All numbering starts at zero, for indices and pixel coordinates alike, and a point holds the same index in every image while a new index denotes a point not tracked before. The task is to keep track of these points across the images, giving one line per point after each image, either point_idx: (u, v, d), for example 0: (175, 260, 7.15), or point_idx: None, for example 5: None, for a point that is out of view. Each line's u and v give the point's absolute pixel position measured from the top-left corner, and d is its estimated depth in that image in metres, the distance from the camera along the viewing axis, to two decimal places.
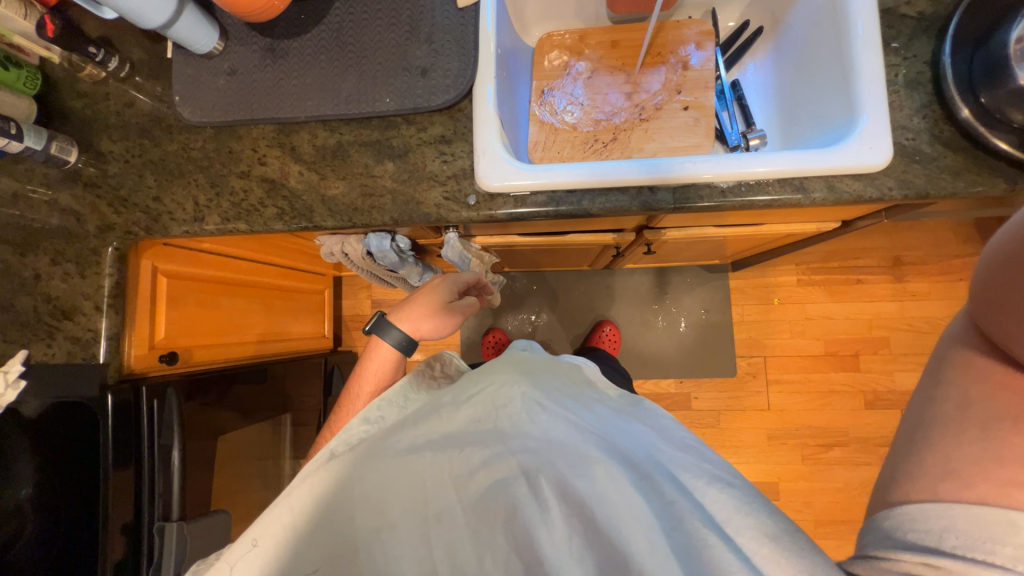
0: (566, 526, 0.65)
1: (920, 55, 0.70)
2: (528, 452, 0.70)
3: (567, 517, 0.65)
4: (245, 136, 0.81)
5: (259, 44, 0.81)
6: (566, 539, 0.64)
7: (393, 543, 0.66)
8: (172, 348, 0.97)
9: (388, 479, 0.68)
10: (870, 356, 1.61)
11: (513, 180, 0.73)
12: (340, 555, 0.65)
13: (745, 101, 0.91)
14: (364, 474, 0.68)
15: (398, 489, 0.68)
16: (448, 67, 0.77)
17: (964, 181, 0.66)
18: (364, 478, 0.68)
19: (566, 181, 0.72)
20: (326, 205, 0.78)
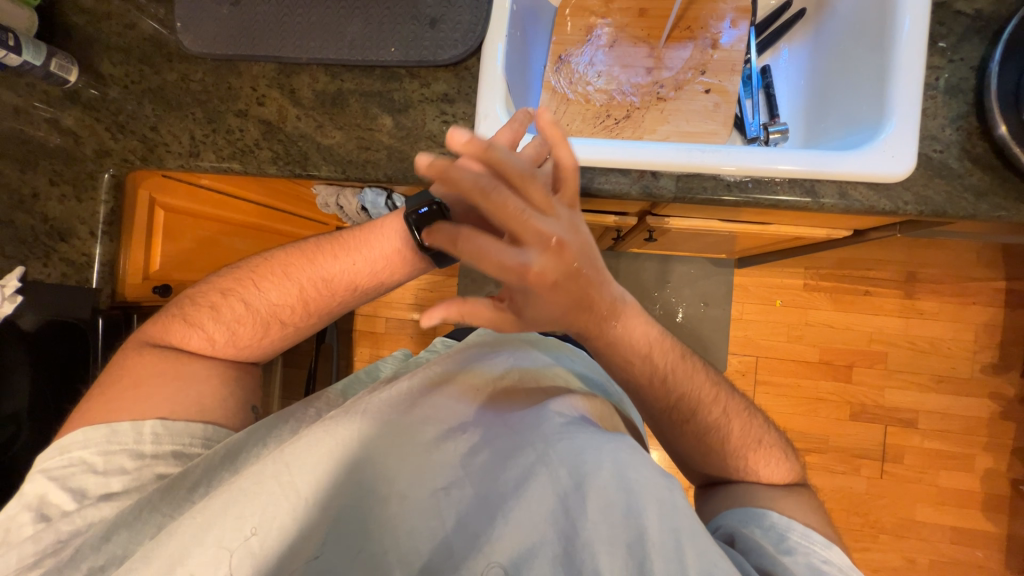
0: (596, 510, 0.58)
1: (968, 59, 0.63)
2: (538, 424, 0.67)
3: (594, 495, 0.59)
4: (245, 72, 0.78)
5: None
6: (596, 523, 0.57)
7: (404, 520, 0.58)
8: (165, 279, 1.00)
9: (401, 445, 0.62)
10: (864, 369, 1.59)
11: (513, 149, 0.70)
12: (344, 532, 0.56)
13: (773, 90, 0.85)
14: (375, 438, 0.62)
15: (410, 455, 0.62)
16: (458, 19, 0.72)
17: (986, 203, 0.62)
18: (374, 440, 0.61)
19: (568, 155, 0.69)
20: (321, 154, 0.76)
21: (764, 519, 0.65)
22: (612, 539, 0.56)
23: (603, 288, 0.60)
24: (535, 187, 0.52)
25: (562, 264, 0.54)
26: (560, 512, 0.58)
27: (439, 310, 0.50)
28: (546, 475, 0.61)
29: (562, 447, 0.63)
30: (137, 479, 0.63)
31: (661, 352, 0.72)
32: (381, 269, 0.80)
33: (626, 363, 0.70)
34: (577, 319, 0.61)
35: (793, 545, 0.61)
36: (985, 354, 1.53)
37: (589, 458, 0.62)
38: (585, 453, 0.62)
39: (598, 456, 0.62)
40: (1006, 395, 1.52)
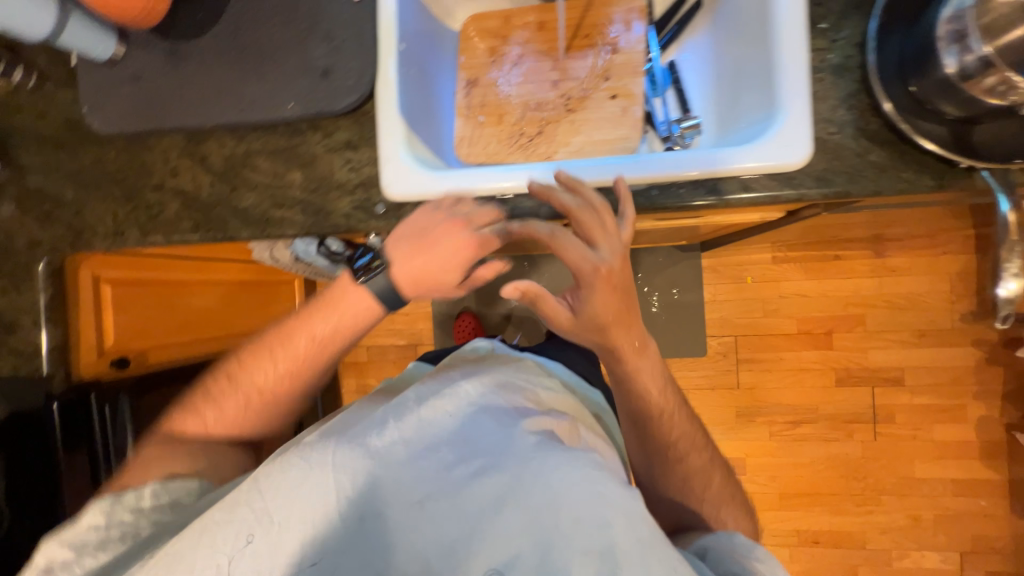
0: (568, 533, 0.53)
1: (850, 36, 0.63)
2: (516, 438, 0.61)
3: (568, 519, 0.53)
4: (156, 146, 0.80)
5: (159, 46, 0.77)
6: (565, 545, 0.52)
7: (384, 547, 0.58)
8: (123, 353, 1.00)
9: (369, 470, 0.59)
10: (844, 334, 1.57)
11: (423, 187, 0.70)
12: (325, 550, 0.57)
13: (683, 84, 0.85)
14: (348, 456, 0.59)
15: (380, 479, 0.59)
16: (349, 66, 0.73)
17: (887, 178, 0.61)
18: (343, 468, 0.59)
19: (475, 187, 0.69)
20: (239, 217, 0.77)
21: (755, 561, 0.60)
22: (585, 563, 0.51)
23: (627, 330, 0.64)
24: (604, 217, 0.60)
25: (615, 278, 0.58)
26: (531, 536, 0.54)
27: (524, 281, 0.58)
28: (522, 498, 0.56)
29: (537, 465, 0.57)
30: (105, 531, 0.60)
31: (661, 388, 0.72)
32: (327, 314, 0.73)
33: (636, 391, 0.71)
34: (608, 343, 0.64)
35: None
36: (963, 303, 1.52)
37: (564, 480, 0.55)
38: (560, 476, 0.56)
39: (572, 480, 0.55)
40: (990, 340, 1.51)
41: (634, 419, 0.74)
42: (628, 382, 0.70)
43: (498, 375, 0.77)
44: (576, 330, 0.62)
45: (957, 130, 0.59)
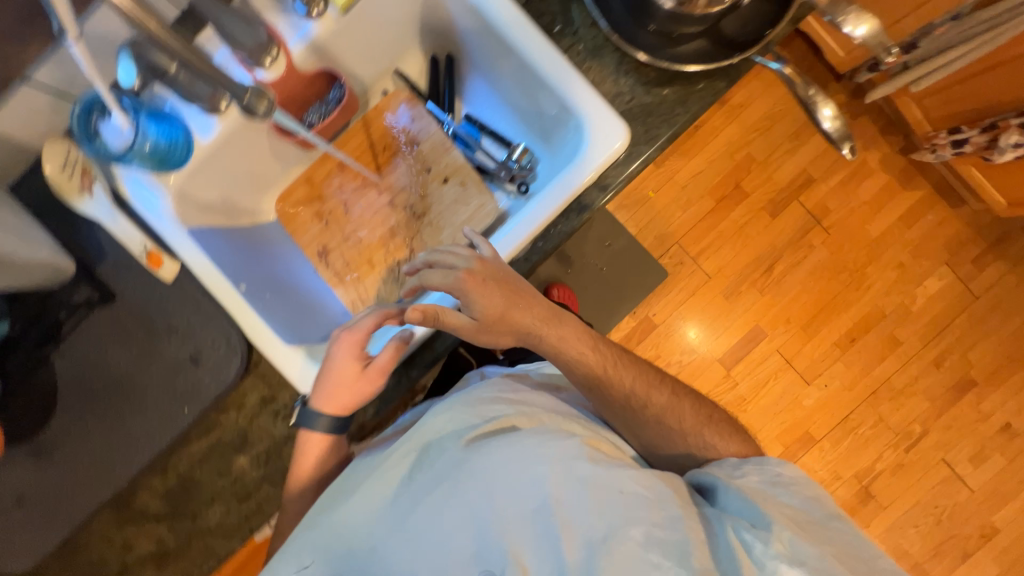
0: (521, 524, 0.55)
1: (583, 21, 0.68)
2: (484, 441, 0.60)
3: (524, 512, 0.56)
4: (91, 539, 0.72)
5: (16, 456, 0.69)
6: (523, 535, 0.55)
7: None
8: None
9: (336, 535, 0.59)
10: (749, 176, 1.58)
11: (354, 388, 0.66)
12: None
13: (489, 124, 0.86)
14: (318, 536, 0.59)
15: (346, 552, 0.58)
16: (212, 338, 0.69)
17: (694, 101, 0.67)
18: (317, 549, 0.59)
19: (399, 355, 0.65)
20: (221, 534, 0.72)
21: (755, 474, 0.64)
22: (542, 546, 0.55)
23: (530, 313, 0.66)
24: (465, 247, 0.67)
25: (481, 276, 0.62)
26: (488, 539, 0.55)
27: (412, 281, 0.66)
28: (486, 506, 0.56)
29: (499, 463, 0.57)
30: None
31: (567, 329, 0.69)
32: None
33: (561, 350, 0.68)
34: (520, 326, 0.66)
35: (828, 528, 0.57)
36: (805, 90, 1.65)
37: (526, 479, 0.57)
38: (523, 473, 0.57)
39: (532, 467, 0.57)
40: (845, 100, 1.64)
41: (538, 323, 0.66)
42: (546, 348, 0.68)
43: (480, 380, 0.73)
44: (491, 328, 0.64)
45: (711, 36, 0.64)
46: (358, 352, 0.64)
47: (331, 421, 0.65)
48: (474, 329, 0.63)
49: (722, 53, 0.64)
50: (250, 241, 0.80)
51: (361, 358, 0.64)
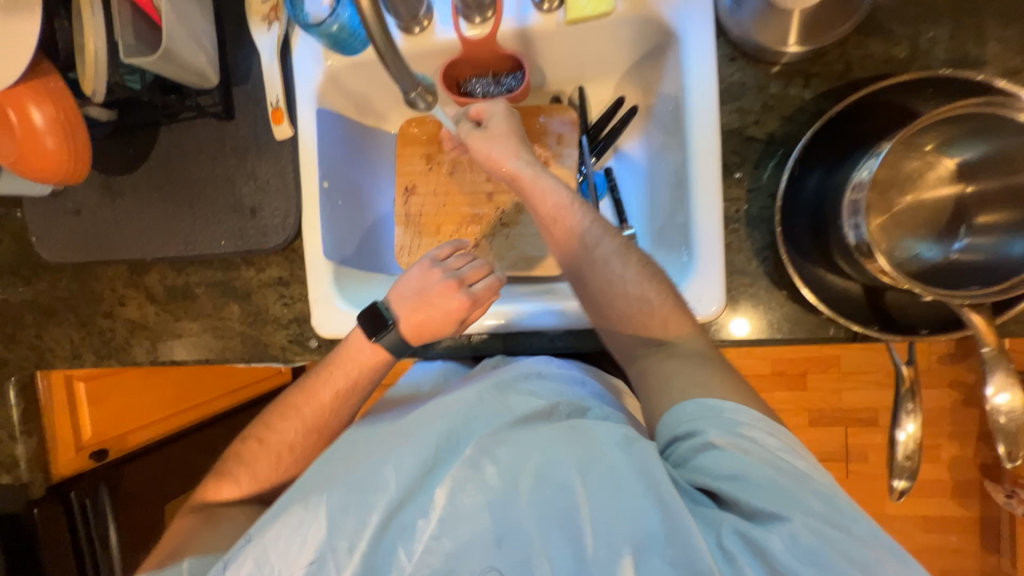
0: (547, 534, 0.46)
1: (765, 186, 0.62)
2: (496, 429, 0.53)
3: (545, 508, 0.47)
4: (102, 275, 0.82)
5: (94, 180, 0.79)
6: (545, 541, 0.46)
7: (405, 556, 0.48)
8: (102, 443, 1.06)
9: (354, 498, 0.51)
10: (818, 375, 1.46)
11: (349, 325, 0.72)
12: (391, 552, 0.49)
13: (621, 190, 0.82)
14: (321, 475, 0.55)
15: (349, 512, 0.51)
16: (276, 205, 0.74)
17: (799, 330, 0.62)
18: (330, 505, 0.51)
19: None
20: (184, 345, 0.80)
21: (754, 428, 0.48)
22: (567, 547, 0.46)
23: (615, 244, 0.63)
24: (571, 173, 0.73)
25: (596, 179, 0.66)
26: (499, 531, 0.47)
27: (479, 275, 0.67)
28: (501, 494, 0.48)
29: (533, 467, 0.49)
30: None
31: (649, 278, 0.61)
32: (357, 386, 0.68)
33: (624, 291, 0.60)
34: (596, 258, 0.62)
35: (843, 533, 0.42)
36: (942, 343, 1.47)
37: (533, 460, 0.49)
38: (532, 460, 0.49)
39: (555, 463, 0.49)
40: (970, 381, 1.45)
41: (620, 254, 0.62)
42: (607, 294, 0.61)
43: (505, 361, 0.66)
44: (577, 245, 0.63)
45: (869, 290, 0.58)
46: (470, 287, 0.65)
47: (398, 339, 0.66)
48: (569, 231, 0.63)
49: (861, 316, 0.58)
50: (360, 141, 0.82)
51: (467, 295, 0.65)
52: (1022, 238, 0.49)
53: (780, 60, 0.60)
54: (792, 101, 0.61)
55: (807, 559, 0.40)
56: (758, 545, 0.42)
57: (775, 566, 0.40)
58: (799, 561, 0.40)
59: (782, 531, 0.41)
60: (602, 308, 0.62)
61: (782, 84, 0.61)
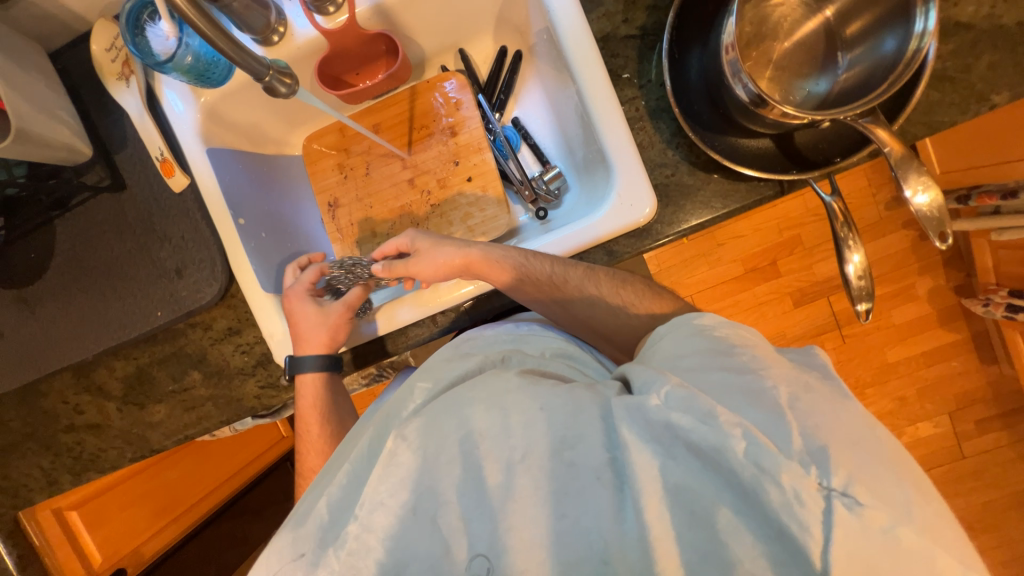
0: (488, 470, 0.42)
1: (655, 77, 0.63)
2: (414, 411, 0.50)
3: (452, 458, 0.43)
4: (50, 391, 0.78)
5: (7, 297, 0.75)
6: (475, 483, 0.42)
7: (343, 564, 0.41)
8: (117, 562, 1.04)
9: (301, 523, 0.44)
10: (787, 260, 1.48)
11: (356, 334, 0.70)
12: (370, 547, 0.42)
13: (534, 137, 0.83)
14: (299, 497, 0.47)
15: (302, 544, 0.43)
16: (198, 256, 0.71)
17: (734, 200, 0.63)
18: (279, 541, 0.43)
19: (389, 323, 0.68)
20: (158, 430, 0.77)
21: (665, 339, 0.49)
22: (521, 492, 0.41)
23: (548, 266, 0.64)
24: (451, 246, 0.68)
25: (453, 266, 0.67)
26: (420, 503, 0.42)
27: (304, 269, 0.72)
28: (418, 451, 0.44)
29: (452, 402, 0.46)
30: None
31: (625, 287, 0.65)
32: (329, 326, 0.67)
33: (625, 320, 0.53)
34: (573, 286, 0.64)
35: (734, 388, 0.39)
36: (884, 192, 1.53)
37: (453, 417, 0.45)
38: (438, 418, 0.45)
39: (455, 413, 0.45)
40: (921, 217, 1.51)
41: (562, 272, 0.63)
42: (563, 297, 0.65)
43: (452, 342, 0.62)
44: (520, 280, 0.64)
45: (778, 140, 0.60)
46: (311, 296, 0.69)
47: (322, 360, 0.68)
48: (520, 282, 0.64)
49: (781, 165, 0.60)
50: (266, 171, 0.80)
51: (317, 301, 0.69)
52: (891, 34, 0.51)
53: None
54: None
55: (682, 408, 0.37)
56: (636, 410, 0.39)
57: (651, 423, 0.38)
58: (675, 409, 0.37)
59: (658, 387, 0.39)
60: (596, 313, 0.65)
61: None
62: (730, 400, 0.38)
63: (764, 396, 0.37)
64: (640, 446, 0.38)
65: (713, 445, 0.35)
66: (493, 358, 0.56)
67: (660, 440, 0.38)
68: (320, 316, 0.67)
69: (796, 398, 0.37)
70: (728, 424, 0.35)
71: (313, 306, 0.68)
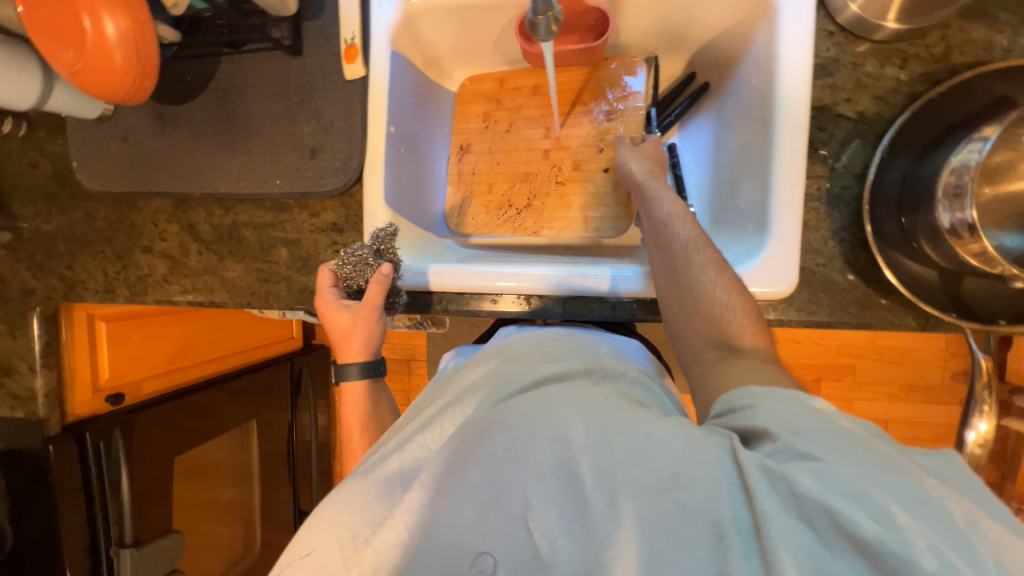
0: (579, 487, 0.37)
1: (850, 166, 0.61)
2: (494, 400, 0.48)
3: (542, 461, 0.39)
4: (145, 208, 0.79)
5: (147, 107, 0.76)
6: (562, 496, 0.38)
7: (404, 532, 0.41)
8: (119, 387, 1.02)
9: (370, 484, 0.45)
10: (832, 384, 1.43)
11: (445, 282, 0.69)
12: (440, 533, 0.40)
13: (682, 169, 0.81)
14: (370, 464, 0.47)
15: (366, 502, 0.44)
16: (338, 146, 0.72)
17: (872, 314, 0.61)
18: (344, 496, 0.45)
19: (476, 284, 0.68)
20: (226, 287, 0.78)
21: (760, 401, 0.40)
22: (621, 527, 0.35)
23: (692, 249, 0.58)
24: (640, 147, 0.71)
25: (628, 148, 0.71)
26: (497, 503, 0.39)
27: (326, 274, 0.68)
28: (498, 448, 0.41)
29: (542, 404, 0.42)
30: None
31: (731, 289, 0.54)
32: (358, 332, 0.64)
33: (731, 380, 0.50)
34: (692, 279, 0.55)
35: (898, 482, 0.31)
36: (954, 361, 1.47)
37: (543, 421, 0.40)
38: (530, 414, 0.42)
39: (547, 412, 0.41)
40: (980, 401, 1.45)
41: (698, 244, 0.57)
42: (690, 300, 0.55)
43: (516, 333, 0.62)
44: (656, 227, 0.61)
45: (948, 278, 0.57)
46: (337, 299, 0.65)
47: (361, 365, 0.67)
48: (666, 244, 0.59)
49: (940, 303, 0.58)
50: (425, 92, 0.80)
51: (343, 306, 0.65)
52: None
53: (876, 38, 0.59)
54: (887, 82, 0.60)
55: (845, 494, 0.31)
56: (779, 478, 0.32)
57: (805, 506, 0.31)
58: (838, 497, 0.30)
59: (804, 464, 0.33)
60: (691, 315, 0.55)
61: (878, 64, 0.60)
62: (901, 499, 0.30)
63: (935, 506, 0.30)
64: (777, 518, 0.31)
65: (895, 552, 0.29)
66: (577, 367, 0.52)
67: (809, 522, 0.31)
68: (347, 325, 0.64)
69: (966, 510, 0.30)
70: (911, 527, 0.29)
71: (340, 315, 0.64)
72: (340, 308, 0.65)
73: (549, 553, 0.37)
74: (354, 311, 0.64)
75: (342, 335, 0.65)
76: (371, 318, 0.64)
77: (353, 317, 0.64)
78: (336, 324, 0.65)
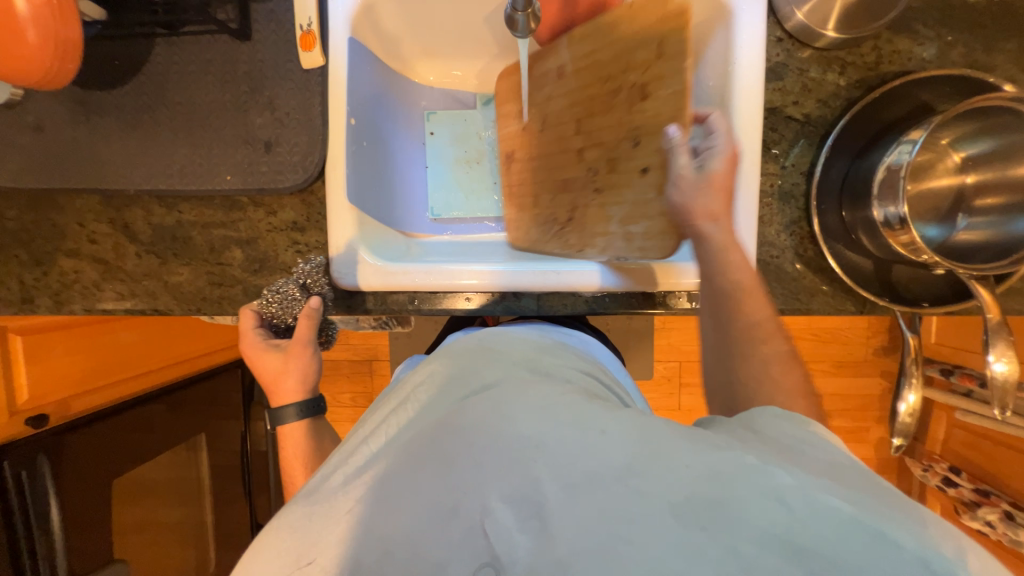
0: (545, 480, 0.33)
1: (798, 164, 0.66)
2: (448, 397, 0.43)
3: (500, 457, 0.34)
4: (68, 207, 0.71)
5: (67, 93, 0.67)
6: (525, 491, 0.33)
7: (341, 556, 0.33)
8: (42, 408, 0.90)
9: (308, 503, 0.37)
10: None
11: (417, 280, 0.68)
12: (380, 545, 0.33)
13: None
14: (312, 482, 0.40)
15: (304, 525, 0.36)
16: (295, 140, 0.67)
17: (817, 301, 0.67)
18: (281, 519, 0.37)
19: (446, 281, 0.67)
20: (170, 292, 0.71)
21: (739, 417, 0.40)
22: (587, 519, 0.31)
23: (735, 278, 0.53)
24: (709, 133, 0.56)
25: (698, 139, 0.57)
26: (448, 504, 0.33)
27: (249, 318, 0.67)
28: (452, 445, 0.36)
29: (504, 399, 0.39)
30: None
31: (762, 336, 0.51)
32: (291, 370, 0.64)
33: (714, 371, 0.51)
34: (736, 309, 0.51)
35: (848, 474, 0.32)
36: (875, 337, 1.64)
37: (503, 417, 0.37)
38: (488, 411, 0.38)
39: (509, 407, 0.38)
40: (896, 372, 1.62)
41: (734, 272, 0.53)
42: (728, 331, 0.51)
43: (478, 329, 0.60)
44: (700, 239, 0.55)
45: (880, 266, 0.64)
46: (264, 341, 0.65)
47: (300, 404, 0.64)
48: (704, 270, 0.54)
49: (874, 289, 0.64)
50: (386, 84, 0.77)
51: (272, 347, 0.65)
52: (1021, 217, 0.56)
53: (818, 45, 0.64)
54: (829, 86, 0.65)
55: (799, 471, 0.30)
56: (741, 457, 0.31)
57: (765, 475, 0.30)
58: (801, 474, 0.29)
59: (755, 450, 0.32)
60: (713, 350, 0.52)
61: (820, 70, 0.65)
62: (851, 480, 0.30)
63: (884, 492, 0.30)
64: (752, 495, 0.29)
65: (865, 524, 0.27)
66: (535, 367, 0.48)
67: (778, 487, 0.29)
68: (279, 365, 0.64)
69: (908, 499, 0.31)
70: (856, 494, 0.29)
71: (269, 356, 0.64)
72: (269, 349, 0.65)
73: (501, 561, 0.30)
74: (284, 348, 0.65)
75: (274, 377, 0.64)
76: (304, 353, 0.64)
77: (282, 356, 0.64)
78: (266, 368, 0.64)
